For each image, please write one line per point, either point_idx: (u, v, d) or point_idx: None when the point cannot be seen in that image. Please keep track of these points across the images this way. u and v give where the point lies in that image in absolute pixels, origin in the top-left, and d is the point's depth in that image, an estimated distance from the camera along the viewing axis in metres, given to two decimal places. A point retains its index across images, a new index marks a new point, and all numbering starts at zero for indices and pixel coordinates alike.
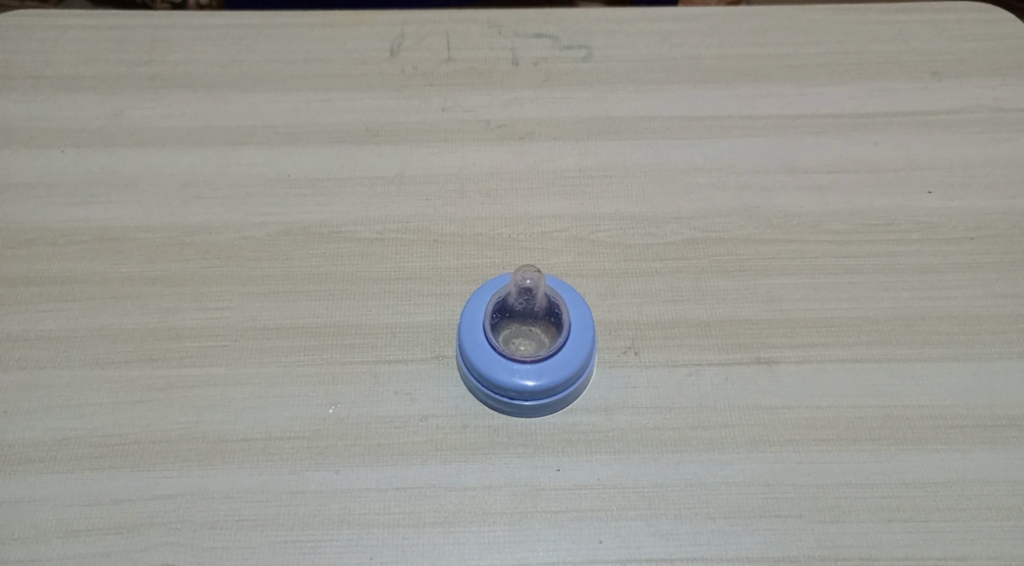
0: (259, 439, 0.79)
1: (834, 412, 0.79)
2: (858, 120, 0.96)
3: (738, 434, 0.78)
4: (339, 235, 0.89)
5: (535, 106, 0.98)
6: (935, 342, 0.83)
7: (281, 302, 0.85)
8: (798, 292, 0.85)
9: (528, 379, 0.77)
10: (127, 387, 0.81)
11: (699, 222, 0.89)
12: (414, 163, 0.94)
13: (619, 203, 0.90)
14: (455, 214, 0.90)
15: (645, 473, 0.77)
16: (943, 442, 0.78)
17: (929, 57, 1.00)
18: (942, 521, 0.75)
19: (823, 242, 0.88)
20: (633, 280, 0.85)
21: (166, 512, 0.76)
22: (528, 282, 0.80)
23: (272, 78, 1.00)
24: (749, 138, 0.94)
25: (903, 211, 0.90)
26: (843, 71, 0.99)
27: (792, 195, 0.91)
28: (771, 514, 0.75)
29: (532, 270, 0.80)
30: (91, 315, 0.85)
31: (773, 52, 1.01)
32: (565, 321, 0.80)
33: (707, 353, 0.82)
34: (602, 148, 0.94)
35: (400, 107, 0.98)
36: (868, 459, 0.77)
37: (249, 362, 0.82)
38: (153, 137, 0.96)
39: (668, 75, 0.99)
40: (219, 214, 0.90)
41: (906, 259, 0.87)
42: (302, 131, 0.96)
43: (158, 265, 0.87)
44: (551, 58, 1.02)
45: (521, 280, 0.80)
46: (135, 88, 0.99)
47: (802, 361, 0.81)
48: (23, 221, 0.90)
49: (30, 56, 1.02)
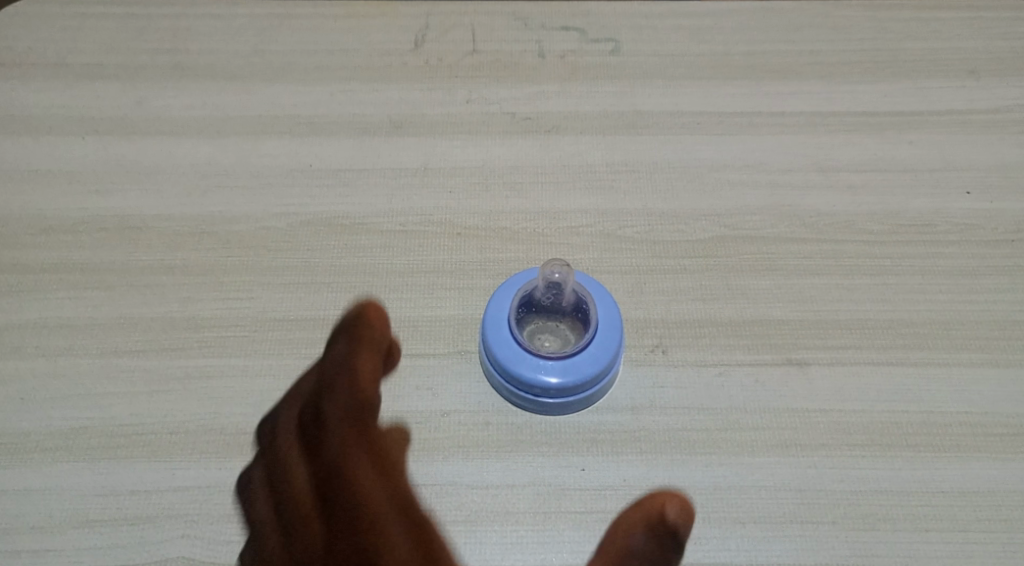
0: (277, 432, 0.77)
1: (871, 417, 0.77)
2: (896, 118, 0.93)
3: (769, 438, 0.76)
4: (360, 226, 0.88)
5: (561, 100, 0.96)
6: (975, 347, 0.80)
7: (301, 294, 0.84)
8: (830, 293, 0.83)
9: (553, 376, 0.75)
10: (148, 382, 0.80)
11: (729, 220, 0.87)
12: (437, 157, 0.92)
13: (646, 200, 0.88)
14: (478, 207, 0.89)
15: (732, 469, 0.75)
16: (984, 450, 0.75)
17: (966, 54, 0.97)
18: (980, 532, 0.73)
19: (856, 241, 0.85)
20: (660, 277, 0.83)
21: (183, 504, 0.75)
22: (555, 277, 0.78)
23: (295, 68, 0.99)
24: (780, 135, 0.92)
25: (940, 212, 0.87)
26: (879, 67, 0.97)
27: (823, 194, 0.88)
28: (800, 521, 0.73)
29: (560, 264, 0.78)
30: (109, 303, 0.84)
31: (805, 49, 0.98)
32: (592, 318, 0.78)
33: (737, 353, 0.80)
34: (628, 143, 0.92)
35: (424, 99, 0.96)
36: (910, 466, 0.75)
37: (267, 355, 0.81)
38: (174, 126, 0.95)
39: (698, 71, 0.97)
40: (239, 203, 0.89)
41: (949, 259, 0.84)
42: (324, 121, 0.95)
43: (178, 255, 0.86)
44: (578, 51, 1.00)
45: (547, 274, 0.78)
46: (157, 77, 0.98)
47: (832, 363, 0.79)
48: (41, 208, 0.89)
49: (52, 42, 1.01)
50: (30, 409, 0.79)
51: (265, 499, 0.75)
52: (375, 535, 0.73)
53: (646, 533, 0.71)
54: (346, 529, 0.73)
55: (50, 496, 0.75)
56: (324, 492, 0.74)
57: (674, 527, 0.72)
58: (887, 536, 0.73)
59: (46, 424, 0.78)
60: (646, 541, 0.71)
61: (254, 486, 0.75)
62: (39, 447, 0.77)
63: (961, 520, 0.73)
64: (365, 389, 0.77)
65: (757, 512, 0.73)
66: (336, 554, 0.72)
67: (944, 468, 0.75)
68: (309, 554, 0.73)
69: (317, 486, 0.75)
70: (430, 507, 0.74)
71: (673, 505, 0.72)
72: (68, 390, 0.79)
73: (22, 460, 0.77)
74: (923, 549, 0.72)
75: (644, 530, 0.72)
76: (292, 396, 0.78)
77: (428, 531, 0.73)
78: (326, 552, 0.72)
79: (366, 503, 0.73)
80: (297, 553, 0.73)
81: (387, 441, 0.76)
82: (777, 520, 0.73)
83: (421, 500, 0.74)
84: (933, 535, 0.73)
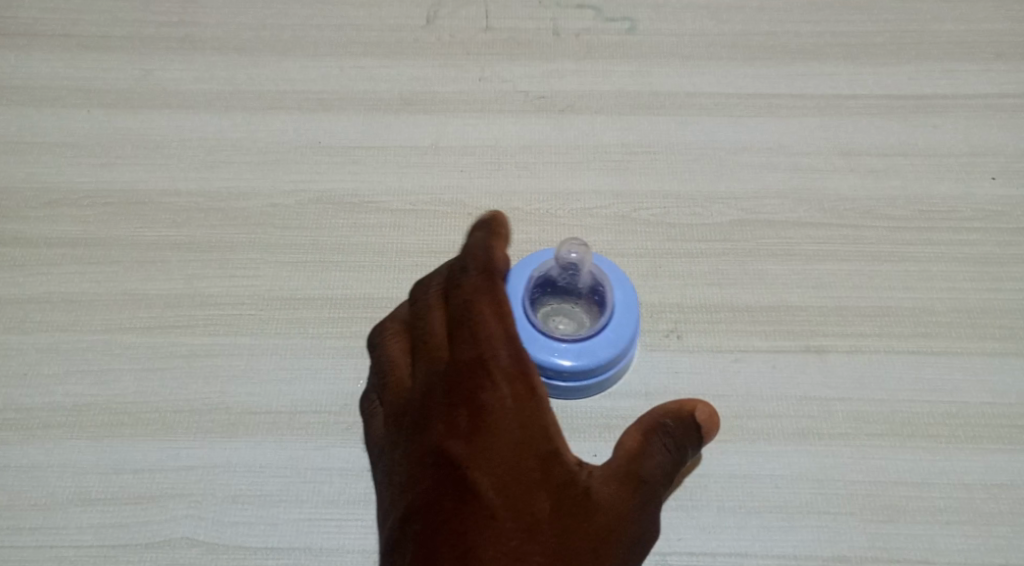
0: (283, 413, 0.76)
1: (890, 407, 0.76)
2: (919, 101, 0.91)
3: (786, 426, 0.75)
4: (370, 204, 0.86)
5: (576, 79, 0.93)
6: (998, 336, 0.78)
7: (309, 272, 0.82)
8: (849, 280, 0.81)
9: (566, 358, 0.73)
10: (152, 360, 0.78)
11: (747, 204, 0.85)
12: (449, 134, 0.90)
13: (663, 182, 0.86)
14: (490, 187, 0.87)
15: (748, 457, 0.74)
16: (1004, 442, 0.75)
17: (993, 36, 0.95)
18: (1000, 525, 0.72)
19: (878, 227, 0.83)
20: (676, 261, 0.82)
21: (188, 484, 0.74)
22: (574, 258, 0.76)
23: (303, 42, 0.96)
24: (800, 117, 0.90)
25: (964, 198, 0.85)
26: (904, 49, 0.94)
27: (844, 178, 0.86)
28: (817, 511, 0.72)
29: (579, 244, 0.75)
30: (114, 279, 0.82)
31: (828, 29, 0.95)
32: (609, 300, 0.76)
33: (754, 339, 0.78)
34: (645, 123, 0.90)
35: (436, 75, 0.94)
36: (930, 457, 0.74)
37: (273, 334, 0.79)
38: (180, 100, 0.93)
39: (717, 51, 0.94)
40: (247, 179, 0.87)
41: (973, 246, 0.82)
42: (334, 96, 0.92)
43: (184, 231, 0.85)
44: (593, 30, 0.96)
45: (566, 255, 0.75)
46: (161, 49, 0.96)
47: (850, 351, 0.78)
48: (45, 182, 0.87)
49: (55, 11, 0.98)
50: (33, 385, 0.78)
51: (272, 480, 0.74)
52: (478, 427, 0.68)
53: (675, 424, 0.69)
54: (449, 419, 0.68)
55: (53, 474, 0.75)
56: (435, 378, 0.70)
57: (703, 432, 0.69)
58: (906, 527, 0.72)
59: (49, 400, 0.77)
60: (674, 431, 0.69)
61: (380, 371, 0.73)
62: (42, 425, 0.76)
63: (981, 512, 0.72)
64: (501, 284, 0.71)
65: (774, 501, 0.72)
66: (420, 488, 0.67)
67: (964, 459, 0.74)
68: (410, 442, 0.69)
69: (435, 369, 0.70)
70: (540, 410, 0.69)
71: (702, 408, 0.69)
72: (70, 367, 0.78)
73: (26, 437, 0.76)
74: (942, 541, 0.72)
75: (672, 421, 0.69)
76: (439, 286, 0.73)
77: (531, 433, 0.68)
78: (424, 442, 0.69)
79: (473, 394, 0.68)
80: (400, 443, 0.70)
81: (513, 333, 0.70)
82: (794, 509, 0.72)
83: (534, 401, 0.69)
84: (955, 527, 0.72)
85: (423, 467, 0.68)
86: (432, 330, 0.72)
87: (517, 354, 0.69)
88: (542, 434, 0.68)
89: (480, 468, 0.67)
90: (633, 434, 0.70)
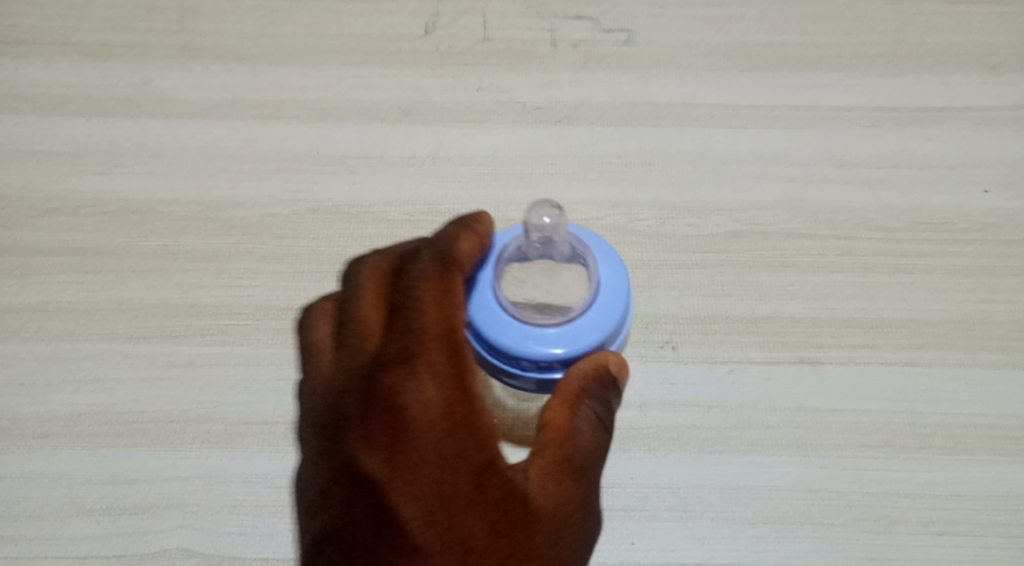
0: (280, 422, 0.77)
1: (885, 419, 0.76)
2: (915, 113, 0.91)
3: (781, 437, 0.75)
4: (368, 214, 0.86)
5: (573, 88, 0.93)
6: (992, 347, 0.79)
7: (308, 281, 0.83)
8: (845, 291, 0.81)
9: (550, 346, 0.68)
10: (150, 369, 0.79)
11: (743, 215, 0.85)
12: (446, 144, 0.90)
13: (660, 192, 0.87)
14: (488, 200, 0.87)
15: (743, 468, 0.75)
16: (999, 453, 0.75)
17: (991, 48, 0.95)
18: (993, 537, 0.73)
19: (873, 238, 0.84)
20: (672, 271, 0.82)
21: (183, 494, 0.74)
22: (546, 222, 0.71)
23: (300, 50, 0.96)
24: (797, 128, 0.90)
25: (960, 210, 0.85)
26: (901, 61, 0.94)
27: (840, 189, 0.86)
28: (812, 524, 0.73)
29: (551, 207, 0.71)
30: (111, 288, 0.82)
31: (825, 40, 0.95)
32: (594, 280, 0.71)
33: (749, 350, 0.78)
34: (643, 133, 0.90)
35: (433, 85, 0.94)
36: (925, 469, 0.74)
37: (271, 343, 0.80)
38: (178, 108, 0.93)
39: (714, 61, 0.94)
40: (244, 189, 0.88)
41: (968, 257, 0.83)
42: (331, 105, 0.93)
43: (181, 240, 0.85)
44: (591, 40, 0.96)
45: (538, 220, 0.71)
46: (158, 56, 0.96)
47: (846, 362, 0.78)
48: (43, 190, 0.88)
49: (53, 18, 0.98)
50: (31, 393, 0.78)
51: (266, 490, 0.74)
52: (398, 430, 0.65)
53: (598, 388, 0.68)
54: (371, 422, 0.65)
55: (50, 484, 0.75)
56: (360, 376, 0.67)
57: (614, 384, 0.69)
58: (900, 539, 0.73)
59: (45, 409, 0.77)
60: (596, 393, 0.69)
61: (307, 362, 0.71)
62: (38, 434, 0.76)
63: (974, 525, 0.73)
64: (448, 279, 0.68)
65: (769, 513, 0.73)
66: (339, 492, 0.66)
67: (959, 472, 0.74)
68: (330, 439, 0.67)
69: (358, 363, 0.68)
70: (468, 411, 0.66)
71: (616, 361, 0.69)
72: (66, 376, 0.79)
73: (22, 445, 0.76)
74: (935, 554, 0.72)
75: (594, 384, 0.68)
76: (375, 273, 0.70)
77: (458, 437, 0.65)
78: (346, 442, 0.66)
79: (392, 390, 0.65)
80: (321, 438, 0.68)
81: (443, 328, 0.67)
82: (789, 521, 0.73)
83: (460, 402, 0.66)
84: (949, 539, 0.73)
85: (344, 466, 0.66)
86: (364, 320, 0.68)
87: (449, 353, 0.66)
88: (471, 436, 0.65)
89: (401, 473, 0.65)
90: (561, 409, 0.68)
